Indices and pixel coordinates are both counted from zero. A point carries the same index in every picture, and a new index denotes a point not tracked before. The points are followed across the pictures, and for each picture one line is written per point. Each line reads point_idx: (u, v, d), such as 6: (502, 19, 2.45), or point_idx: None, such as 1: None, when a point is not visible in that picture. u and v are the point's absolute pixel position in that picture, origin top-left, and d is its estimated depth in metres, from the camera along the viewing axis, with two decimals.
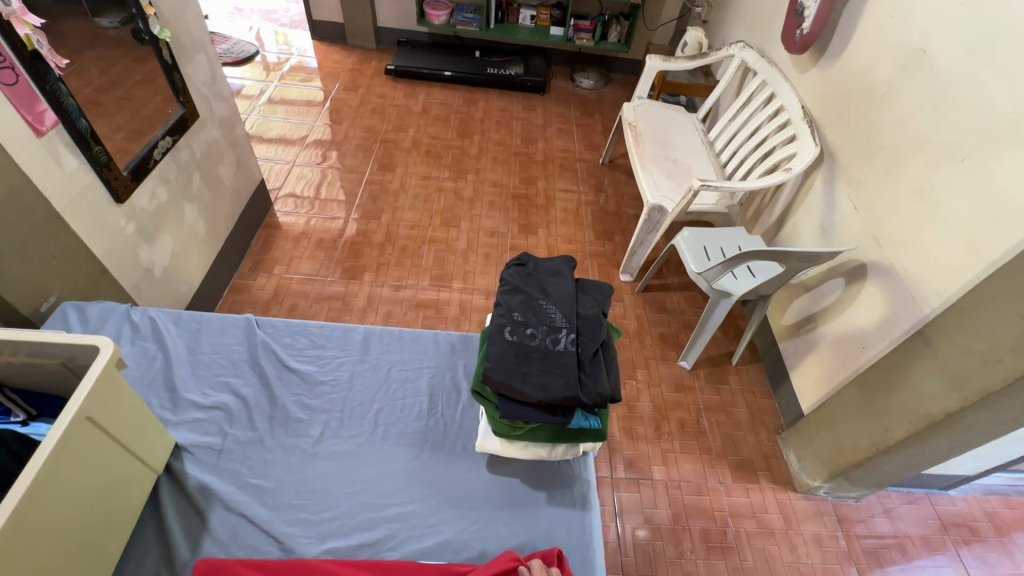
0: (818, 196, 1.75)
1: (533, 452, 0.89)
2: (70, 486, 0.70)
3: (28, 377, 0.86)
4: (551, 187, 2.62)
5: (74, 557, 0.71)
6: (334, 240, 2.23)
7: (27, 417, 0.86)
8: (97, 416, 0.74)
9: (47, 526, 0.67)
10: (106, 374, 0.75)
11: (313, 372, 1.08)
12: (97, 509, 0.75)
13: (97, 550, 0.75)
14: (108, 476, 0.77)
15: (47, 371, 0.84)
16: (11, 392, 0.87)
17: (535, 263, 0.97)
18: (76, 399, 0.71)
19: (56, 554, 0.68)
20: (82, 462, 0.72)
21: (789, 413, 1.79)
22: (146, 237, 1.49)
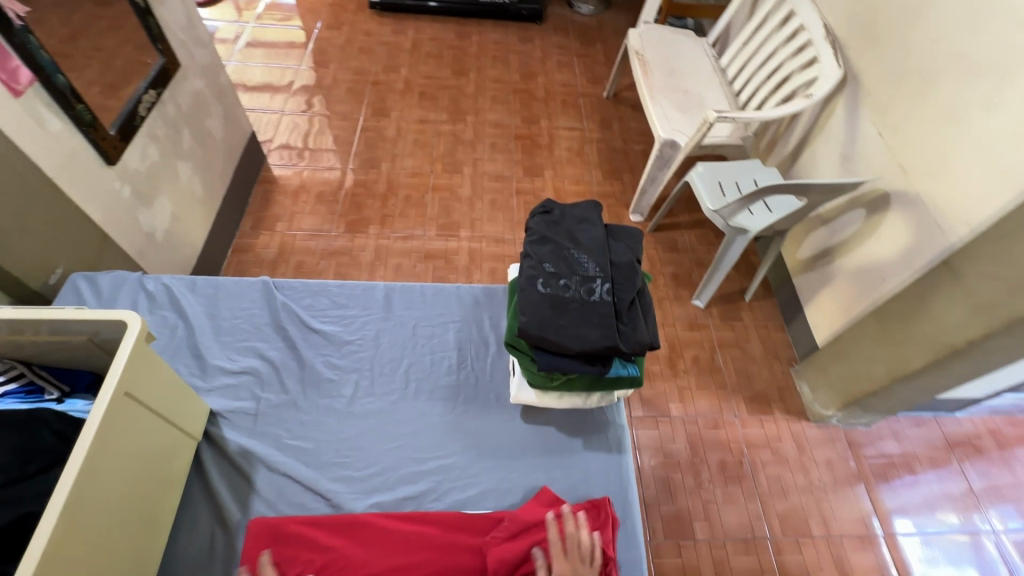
0: (839, 123, 1.67)
1: (569, 401, 0.90)
2: (119, 464, 0.70)
3: (55, 355, 0.85)
4: (554, 125, 2.51)
5: (131, 527, 0.73)
6: (334, 193, 2.16)
7: (60, 393, 0.86)
8: (135, 391, 0.73)
9: (104, 504, 0.67)
10: (137, 350, 0.73)
11: (338, 333, 1.07)
12: (147, 481, 0.76)
13: (150, 518, 0.77)
14: (153, 449, 0.77)
15: (73, 347, 0.82)
16: (42, 370, 0.87)
17: (560, 210, 0.92)
18: (111, 379, 0.69)
19: (115, 526, 0.70)
20: (126, 438, 0.71)
21: (803, 345, 1.81)
22: (143, 200, 1.43)
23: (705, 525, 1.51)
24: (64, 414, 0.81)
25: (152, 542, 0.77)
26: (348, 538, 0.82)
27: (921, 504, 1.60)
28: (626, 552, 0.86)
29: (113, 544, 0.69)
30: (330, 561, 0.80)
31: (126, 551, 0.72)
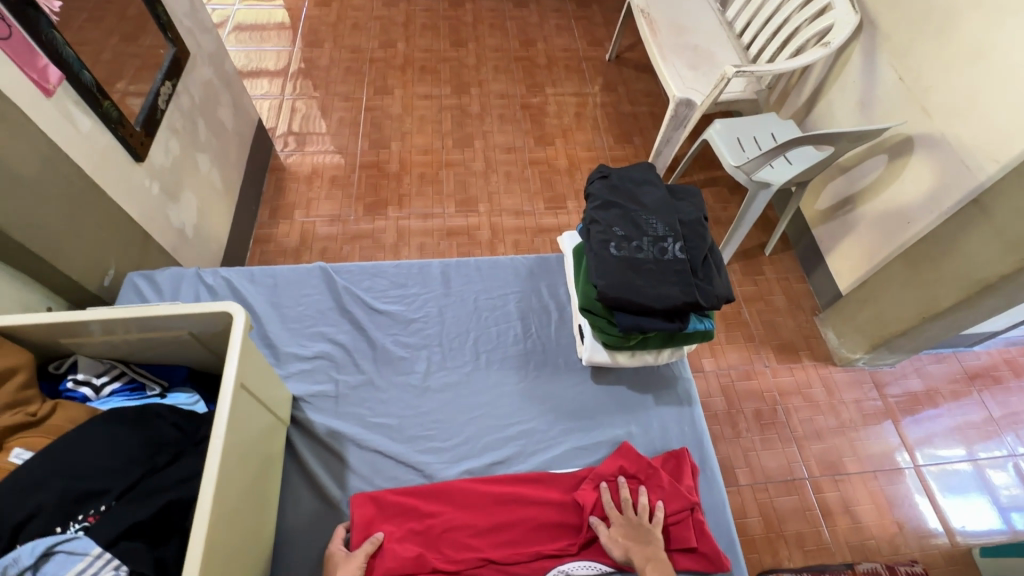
0: (856, 71, 1.67)
1: (642, 359, 0.93)
2: (242, 452, 0.73)
3: (151, 352, 0.88)
4: (560, 91, 2.48)
5: (252, 510, 0.76)
6: (348, 175, 2.14)
7: (162, 389, 0.89)
8: (245, 380, 0.75)
9: (236, 491, 0.71)
10: (243, 340, 0.75)
11: (402, 312, 1.08)
12: (259, 467, 0.79)
13: (263, 500, 0.80)
14: (261, 437, 0.80)
15: (171, 342, 0.84)
16: (139, 366, 0.91)
17: (618, 174, 0.93)
18: (229, 371, 0.72)
19: (242, 509, 0.73)
20: (242, 425, 0.74)
21: (826, 293, 1.86)
22: (171, 195, 1.41)
23: (747, 471, 1.58)
24: (175, 407, 0.85)
25: (267, 523, 0.81)
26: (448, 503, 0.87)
27: (944, 434, 1.68)
28: (707, 495, 0.93)
29: (242, 526, 0.72)
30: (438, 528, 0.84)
31: (252, 532, 0.75)
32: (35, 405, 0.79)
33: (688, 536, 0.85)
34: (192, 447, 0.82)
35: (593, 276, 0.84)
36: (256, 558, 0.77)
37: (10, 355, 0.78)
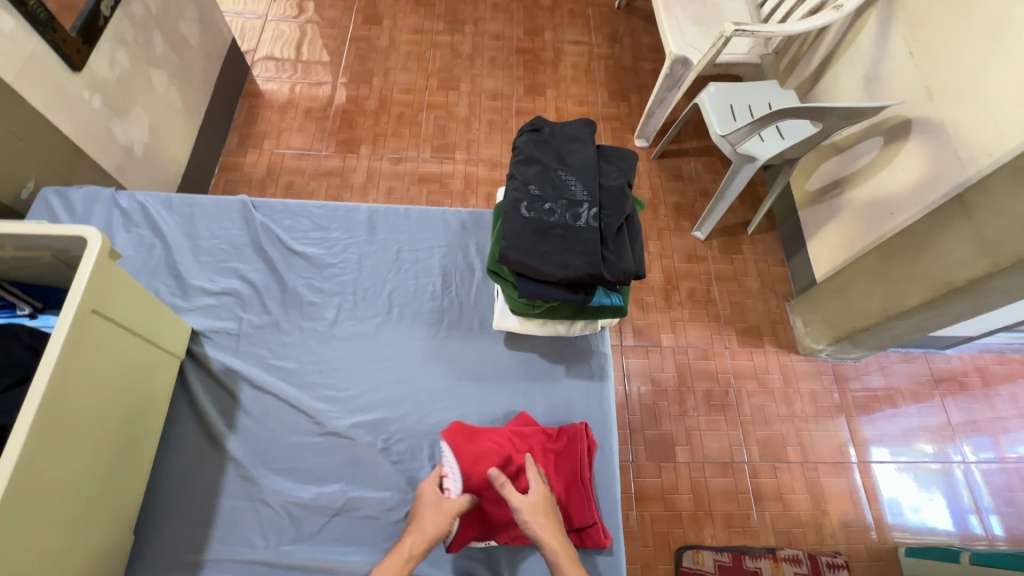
0: (867, 41, 1.52)
1: (550, 329, 0.92)
2: (91, 378, 0.72)
3: (22, 270, 0.86)
4: (559, 38, 2.32)
5: (106, 436, 0.76)
6: (324, 109, 2.05)
7: (33, 309, 0.87)
8: (100, 307, 0.73)
9: (74, 418, 0.70)
10: (99, 264, 0.72)
11: (320, 256, 1.08)
12: (120, 395, 0.79)
13: (124, 427, 0.80)
14: (124, 363, 0.79)
15: (40, 262, 0.82)
16: (8, 285, 0.88)
17: (550, 128, 0.90)
18: (73, 298, 0.69)
19: (90, 434, 0.73)
20: (95, 351, 0.73)
21: (801, 279, 1.79)
22: (117, 110, 1.35)
23: (686, 450, 1.58)
24: (38, 329, 0.83)
25: (131, 449, 0.82)
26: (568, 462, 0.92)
27: (897, 434, 1.65)
28: (601, 470, 0.95)
29: (89, 451, 0.73)
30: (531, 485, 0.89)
31: (104, 457, 0.76)
32: None
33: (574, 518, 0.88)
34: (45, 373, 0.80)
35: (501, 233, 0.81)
36: (110, 482, 0.78)
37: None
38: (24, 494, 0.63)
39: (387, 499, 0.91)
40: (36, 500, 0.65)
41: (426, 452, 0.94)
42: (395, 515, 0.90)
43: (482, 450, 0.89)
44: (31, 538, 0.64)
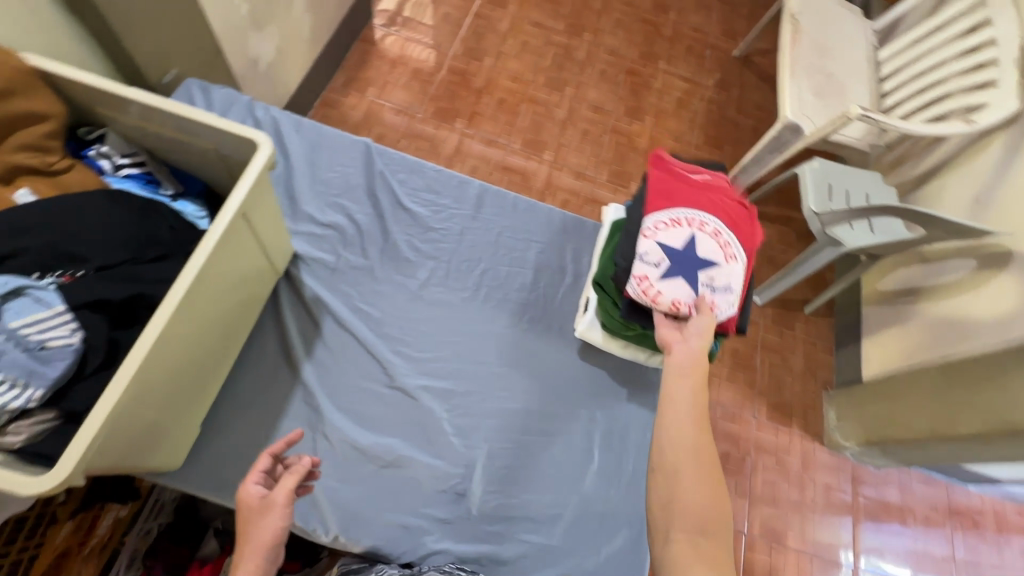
0: (986, 163, 1.51)
1: (631, 353, 1.03)
2: (224, 271, 0.80)
3: (178, 155, 1.00)
4: (671, 70, 2.32)
5: (217, 326, 0.84)
6: (431, 74, 2.07)
7: (175, 192, 1.00)
8: (251, 212, 0.81)
9: (205, 301, 0.78)
10: (262, 173, 0.81)
11: (426, 217, 1.12)
12: (237, 292, 0.87)
13: (231, 322, 0.88)
14: (249, 265, 0.87)
15: (200, 154, 0.96)
16: (162, 165, 1.02)
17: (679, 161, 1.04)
18: (236, 197, 0.77)
19: (209, 318, 0.81)
20: (236, 248, 0.81)
21: (846, 373, 1.77)
22: (257, 24, 1.38)
23: None
24: (179, 214, 0.95)
25: (228, 345, 0.90)
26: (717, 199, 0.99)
27: (898, 552, 1.63)
28: (639, 504, 0.98)
29: (203, 334, 0.81)
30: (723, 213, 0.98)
31: (209, 343, 0.84)
32: (55, 157, 0.91)
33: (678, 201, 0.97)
34: (179, 252, 0.91)
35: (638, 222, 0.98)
36: (206, 366, 0.86)
37: (26, 100, 0.87)
38: (151, 359, 0.71)
39: (435, 468, 0.94)
40: (160, 363, 0.73)
41: (483, 436, 0.98)
42: (439, 486, 0.94)
43: (742, 228, 0.99)
44: (144, 400, 0.73)
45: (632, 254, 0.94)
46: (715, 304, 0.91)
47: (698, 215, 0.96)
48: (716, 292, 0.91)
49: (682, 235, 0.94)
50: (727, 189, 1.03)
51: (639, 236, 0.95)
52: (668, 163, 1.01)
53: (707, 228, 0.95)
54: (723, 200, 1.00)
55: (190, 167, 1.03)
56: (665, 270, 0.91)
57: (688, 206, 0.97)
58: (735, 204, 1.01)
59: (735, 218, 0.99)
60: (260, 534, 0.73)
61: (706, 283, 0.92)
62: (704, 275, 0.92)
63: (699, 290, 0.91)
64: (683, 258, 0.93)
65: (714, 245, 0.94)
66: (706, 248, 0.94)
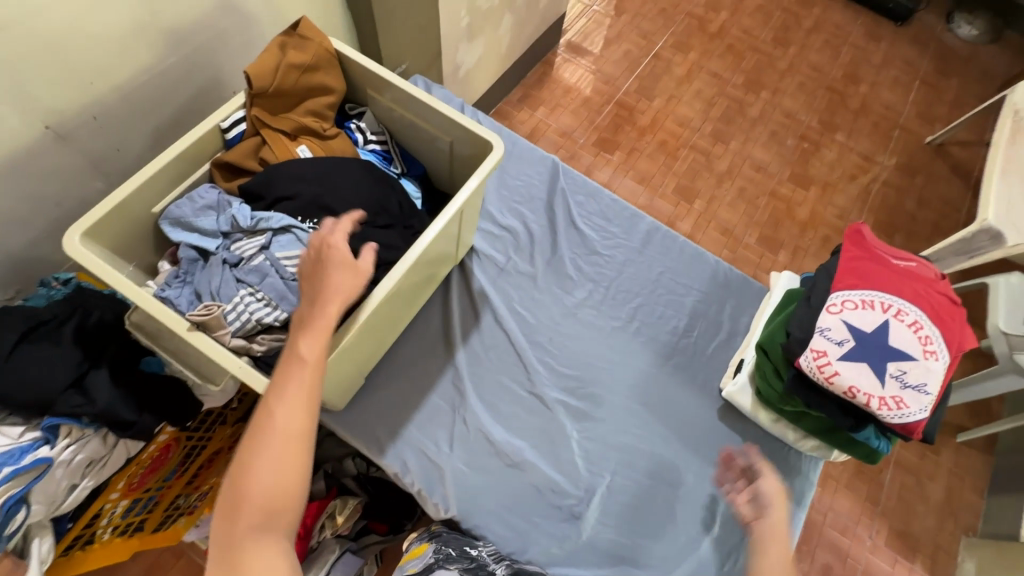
0: None
1: (781, 430, 1.02)
2: (422, 265, 0.97)
3: (411, 141, 1.16)
4: (850, 144, 2.17)
5: (415, 292, 1.02)
6: (600, 104, 2.14)
7: (401, 171, 1.15)
8: (465, 207, 0.98)
9: (417, 270, 0.96)
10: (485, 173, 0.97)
11: (595, 240, 1.19)
12: (435, 270, 1.04)
13: (421, 292, 1.05)
14: (448, 249, 1.03)
15: (435, 147, 1.13)
16: (398, 146, 1.17)
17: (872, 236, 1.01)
18: (463, 189, 0.94)
19: (414, 284, 0.99)
20: (447, 233, 0.98)
21: (997, 523, 1.51)
22: (470, 35, 1.53)
23: None
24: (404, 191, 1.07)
25: (408, 314, 1.05)
26: (923, 288, 0.94)
27: None
28: None
29: (406, 296, 0.99)
30: (927, 306, 0.92)
31: (408, 304, 1.02)
32: (328, 125, 1.09)
33: (874, 283, 0.94)
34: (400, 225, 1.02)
35: (824, 295, 0.96)
36: (398, 323, 1.03)
37: (325, 75, 1.07)
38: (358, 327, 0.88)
39: (557, 483, 1.00)
40: (379, 310, 0.91)
41: (608, 464, 1.02)
42: (558, 500, 0.99)
43: (950, 325, 0.92)
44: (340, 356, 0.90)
45: (811, 327, 0.93)
46: (902, 402, 0.87)
47: (894, 302, 0.92)
48: (906, 388, 0.87)
49: (874, 320, 0.91)
50: (937, 282, 0.96)
51: (822, 310, 0.94)
52: (869, 242, 0.98)
53: (904, 317, 0.91)
54: (929, 289, 0.94)
55: (418, 150, 1.17)
56: (850, 354, 0.89)
57: (887, 292, 0.93)
58: (945, 298, 0.94)
59: (943, 314, 0.92)
60: (341, 285, 0.78)
61: (896, 376, 0.88)
62: (893, 368, 0.88)
63: (885, 382, 0.88)
64: (870, 343, 0.90)
65: (908, 336, 0.90)
66: (900, 338, 0.90)
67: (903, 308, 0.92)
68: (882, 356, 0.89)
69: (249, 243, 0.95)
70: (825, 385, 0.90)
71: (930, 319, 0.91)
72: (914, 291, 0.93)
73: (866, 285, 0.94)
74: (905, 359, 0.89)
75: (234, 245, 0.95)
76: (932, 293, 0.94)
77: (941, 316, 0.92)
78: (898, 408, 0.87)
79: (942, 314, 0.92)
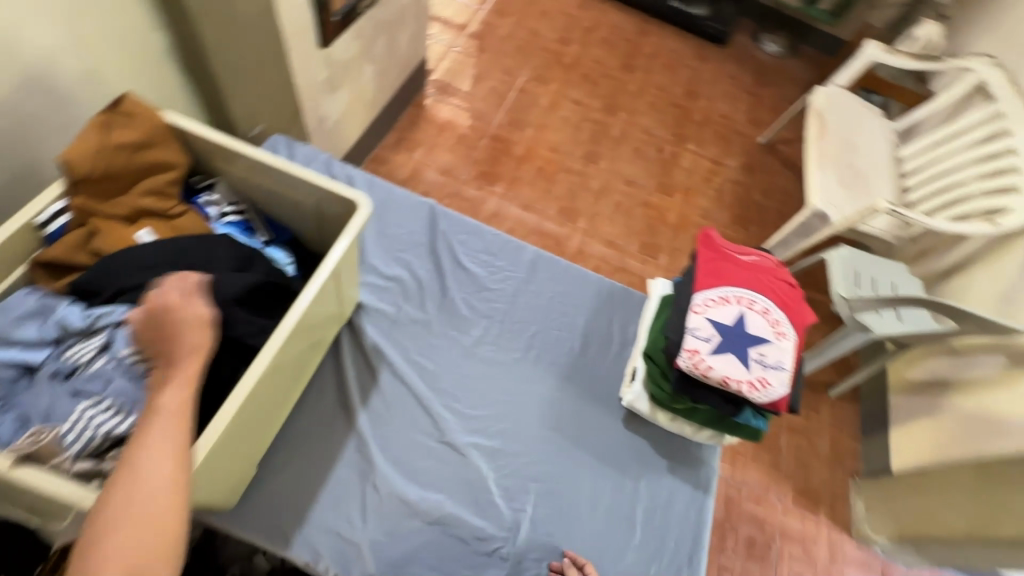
0: (1014, 264, 1.54)
1: (679, 426, 1.10)
2: (304, 334, 0.92)
3: (274, 206, 1.11)
4: (700, 152, 2.44)
5: (302, 361, 0.97)
6: (476, 139, 2.21)
7: (267, 239, 1.10)
8: (341, 267, 0.96)
9: (299, 340, 0.92)
10: (358, 231, 0.97)
11: (482, 276, 1.24)
12: (320, 336, 1.00)
13: (308, 361, 1.00)
14: (331, 311, 1.01)
15: (300, 211, 1.09)
16: (260, 214, 1.12)
17: (721, 238, 1.14)
18: (336, 250, 0.93)
19: (300, 354, 0.95)
20: (327, 296, 0.96)
21: (874, 462, 1.74)
22: (331, 88, 1.51)
23: None
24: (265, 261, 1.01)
25: (296, 386, 0.99)
26: (766, 278, 1.08)
27: None
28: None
29: (292, 368, 0.94)
30: (772, 293, 1.06)
31: (295, 377, 0.97)
32: (173, 204, 1.03)
33: (728, 280, 1.06)
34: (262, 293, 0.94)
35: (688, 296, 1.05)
36: (287, 397, 0.97)
37: (162, 151, 1.00)
38: (239, 413, 0.82)
39: (481, 527, 1.00)
40: (261, 390, 0.86)
41: (528, 497, 1.04)
42: (484, 544, 0.99)
43: (792, 307, 1.06)
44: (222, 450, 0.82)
45: (682, 329, 1.01)
46: (766, 381, 0.97)
47: (745, 294, 1.04)
48: (767, 368, 0.98)
49: (732, 313, 1.02)
50: (776, 271, 1.11)
51: (689, 311, 1.04)
52: (718, 244, 1.11)
53: (756, 306, 1.03)
54: (771, 279, 1.08)
55: (283, 216, 1.12)
56: (718, 347, 0.98)
57: (738, 286, 1.05)
58: (785, 284, 1.09)
59: (785, 298, 1.06)
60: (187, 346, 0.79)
61: (757, 359, 0.99)
62: (754, 353, 0.99)
63: (750, 367, 0.98)
64: (732, 334, 1.01)
65: (761, 322, 1.02)
66: (755, 325, 1.02)
67: (754, 298, 1.04)
68: (744, 343, 0.99)
69: (85, 347, 0.86)
70: (703, 379, 0.98)
71: (776, 304, 1.05)
72: (759, 282, 1.07)
73: (721, 283, 1.05)
74: (763, 343, 1.00)
75: (66, 354, 0.85)
76: (775, 281, 1.08)
77: (784, 300, 1.06)
78: (764, 387, 0.97)
79: (785, 298, 1.06)
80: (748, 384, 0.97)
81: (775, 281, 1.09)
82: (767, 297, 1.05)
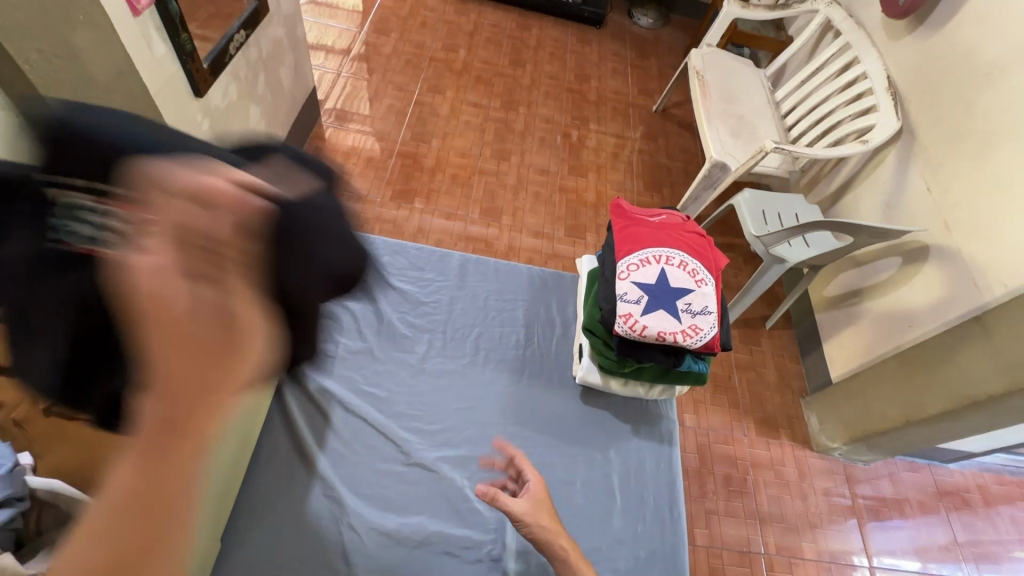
0: (887, 173, 1.72)
1: (632, 389, 1.16)
2: None
3: None
4: (602, 130, 2.54)
5: (241, 421, 0.93)
6: (383, 159, 2.19)
7: None
8: None
9: None
10: None
11: (415, 293, 1.27)
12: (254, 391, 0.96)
13: (249, 420, 0.96)
14: None
15: None
16: None
17: (628, 207, 1.21)
18: None
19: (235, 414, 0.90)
20: None
21: (816, 378, 1.88)
22: (217, 136, 1.45)
23: (706, 533, 1.60)
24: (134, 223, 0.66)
25: (241, 447, 0.95)
26: (677, 233, 1.15)
27: (905, 545, 1.67)
28: (670, 531, 1.07)
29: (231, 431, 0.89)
30: (686, 245, 1.13)
31: (236, 439, 0.92)
32: None
33: (644, 242, 1.12)
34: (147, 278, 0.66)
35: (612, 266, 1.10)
36: (234, 462, 0.93)
37: None
38: None
39: (467, 537, 1.00)
40: None
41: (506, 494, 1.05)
42: (474, 552, 0.99)
43: (705, 253, 1.14)
44: None
45: (613, 297, 1.06)
46: (697, 327, 1.04)
47: (662, 251, 1.10)
48: (696, 315, 1.04)
49: (654, 271, 1.08)
50: (685, 225, 1.18)
51: (615, 279, 1.08)
52: (629, 212, 1.18)
53: (674, 260, 1.10)
54: (682, 233, 1.16)
55: None
56: (647, 306, 1.03)
57: (654, 246, 1.11)
58: (695, 235, 1.16)
59: (698, 247, 1.14)
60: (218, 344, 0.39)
61: (685, 309, 1.05)
62: (682, 304, 1.05)
63: (680, 317, 1.04)
64: (659, 291, 1.06)
65: (682, 274, 1.08)
66: (677, 277, 1.08)
67: (671, 254, 1.10)
68: (670, 296, 1.05)
69: None
70: (641, 338, 1.03)
71: (691, 254, 1.12)
72: (672, 237, 1.14)
73: (639, 246, 1.11)
74: (687, 292, 1.06)
75: None
76: (686, 234, 1.16)
77: (698, 249, 1.14)
78: (697, 333, 1.03)
79: (698, 247, 1.14)
80: (681, 333, 1.02)
81: (686, 233, 1.16)
82: (682, 249, 1.12)
